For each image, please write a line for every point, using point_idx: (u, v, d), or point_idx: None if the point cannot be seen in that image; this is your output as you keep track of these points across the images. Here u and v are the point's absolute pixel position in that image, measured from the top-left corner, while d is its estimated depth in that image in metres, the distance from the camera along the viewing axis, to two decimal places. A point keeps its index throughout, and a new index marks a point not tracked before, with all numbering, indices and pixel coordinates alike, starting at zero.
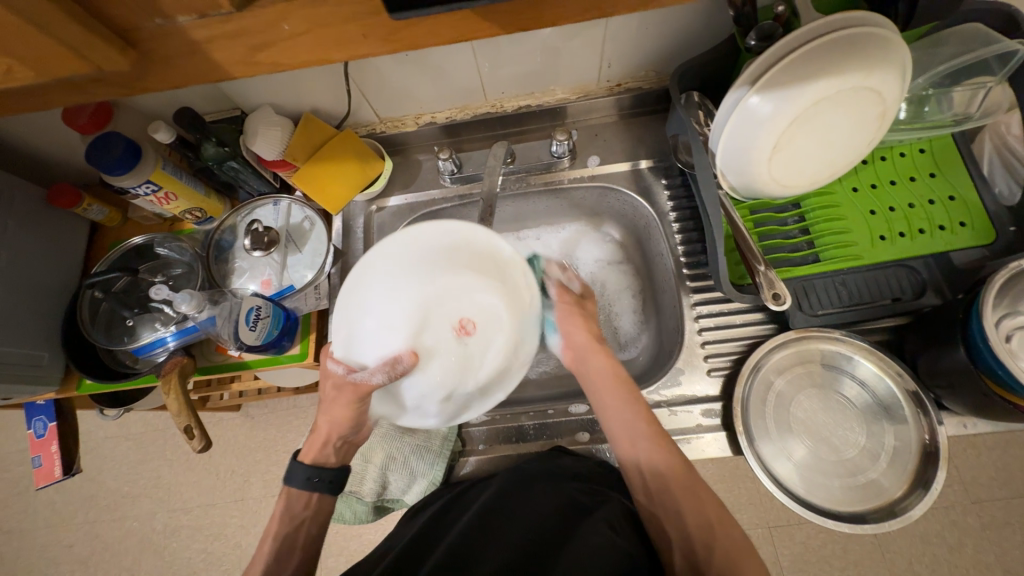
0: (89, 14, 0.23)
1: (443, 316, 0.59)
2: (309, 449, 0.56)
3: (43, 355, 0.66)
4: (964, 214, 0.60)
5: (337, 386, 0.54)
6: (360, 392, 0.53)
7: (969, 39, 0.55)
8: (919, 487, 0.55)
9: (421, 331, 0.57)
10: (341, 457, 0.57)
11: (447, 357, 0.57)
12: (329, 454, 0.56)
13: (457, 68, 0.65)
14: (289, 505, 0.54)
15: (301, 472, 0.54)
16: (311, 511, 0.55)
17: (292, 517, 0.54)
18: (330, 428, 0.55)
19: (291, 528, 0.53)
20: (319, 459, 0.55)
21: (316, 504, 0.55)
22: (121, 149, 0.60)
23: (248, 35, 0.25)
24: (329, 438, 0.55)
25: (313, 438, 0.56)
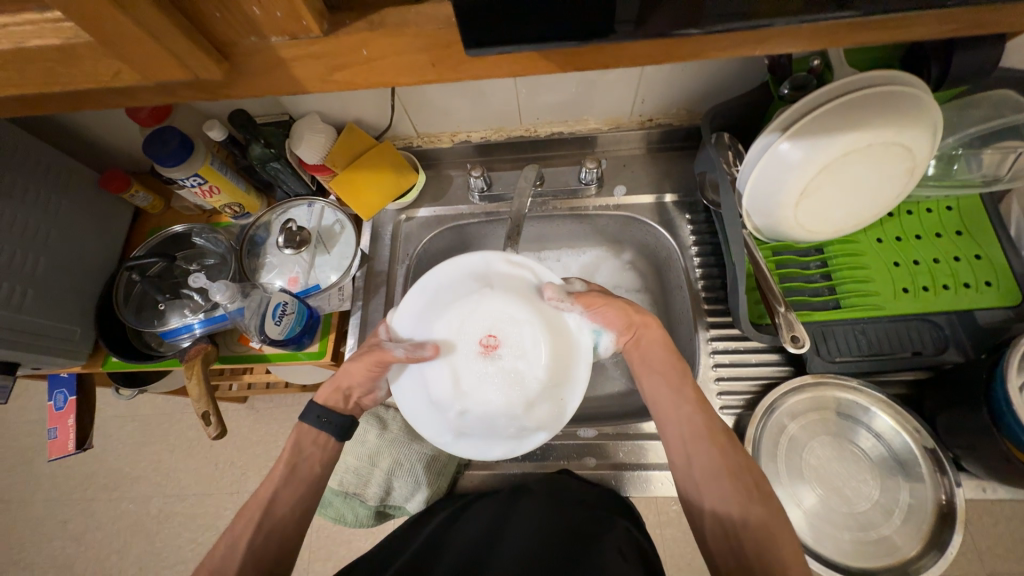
0: (196, 29, 0.26)
1: (470, 338, 0.60)
2: (323, 392, 0.59)
3: (76, 330, 0.69)
4: (989, 274, 0.60)
5: (369, 345, 0.59)
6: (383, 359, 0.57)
7: (999, 104, 0.58)
8: (934, 549, 0.53)
9: (453, 359, 0.59)
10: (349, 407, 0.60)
11: (493, 375, 0.59)
12: (338, 400, 0.59)
13: (497, 93, 0.68)
14: (299, 438, 0.56)
15: (313, 410, 0.57)
16: (319, 447, 0.56)
17: (302, 451, 0.55)
18: (347, 377, 0.58)
19: (298, 461, 0.54)
20: (328, 402, 0.59)
21: (323, 443, 0.56)
22: (176, 143, 0.64)
23: (331, 57, 0.28)
24: (343, 387, 0.58)
25: (329, 385, 0.59)
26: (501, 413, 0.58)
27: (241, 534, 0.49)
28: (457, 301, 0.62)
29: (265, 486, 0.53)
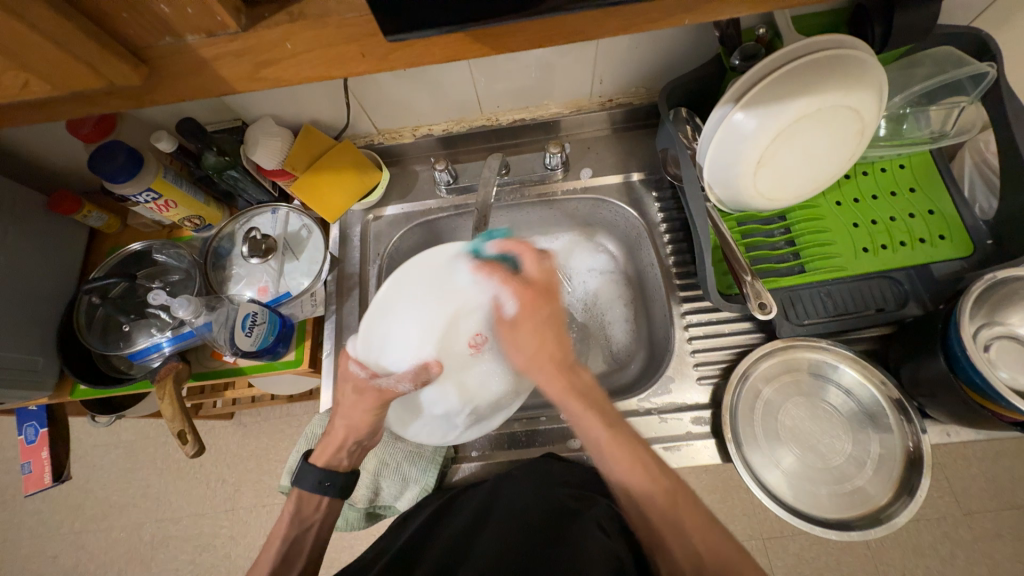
0: (106, 34, 0.26)
1: (453, 347, 0.60)
2: (322, 452, 0.56)
3: (39, 360, 0.67)
4: (943, 227, 0.62)
5: (359, 390, 0.55)
6: (385, 398, 0.54)
7: (943, 61, 0.58)
8: (904, 495, 0.56)
9: (449, 373, 0.59)
10: (353, 462, 0.57)
11: (487, 369, 0.60)
12: (341, 459, 0.57)
13: (454, 83, 0.67)
14: (299, 507, 0.56)
15: (313, 476, 0.55)
16: (322, 513, 0.56)
17: (302, 520, 0.56)
18: (347, 433, 0.55)
19: (301, 529, 0.55)
20: (332, 463, 0.56)
21: (326, 507, 0.56)
22: (123, 158, 0.61)
23: (254, 53, 0.28)
24: (344, 443, 0.56)
25: (327, 442, 0.56)
26: (504, 397, 0.60)
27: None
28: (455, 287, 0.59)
29: (266, 555, 0.54)
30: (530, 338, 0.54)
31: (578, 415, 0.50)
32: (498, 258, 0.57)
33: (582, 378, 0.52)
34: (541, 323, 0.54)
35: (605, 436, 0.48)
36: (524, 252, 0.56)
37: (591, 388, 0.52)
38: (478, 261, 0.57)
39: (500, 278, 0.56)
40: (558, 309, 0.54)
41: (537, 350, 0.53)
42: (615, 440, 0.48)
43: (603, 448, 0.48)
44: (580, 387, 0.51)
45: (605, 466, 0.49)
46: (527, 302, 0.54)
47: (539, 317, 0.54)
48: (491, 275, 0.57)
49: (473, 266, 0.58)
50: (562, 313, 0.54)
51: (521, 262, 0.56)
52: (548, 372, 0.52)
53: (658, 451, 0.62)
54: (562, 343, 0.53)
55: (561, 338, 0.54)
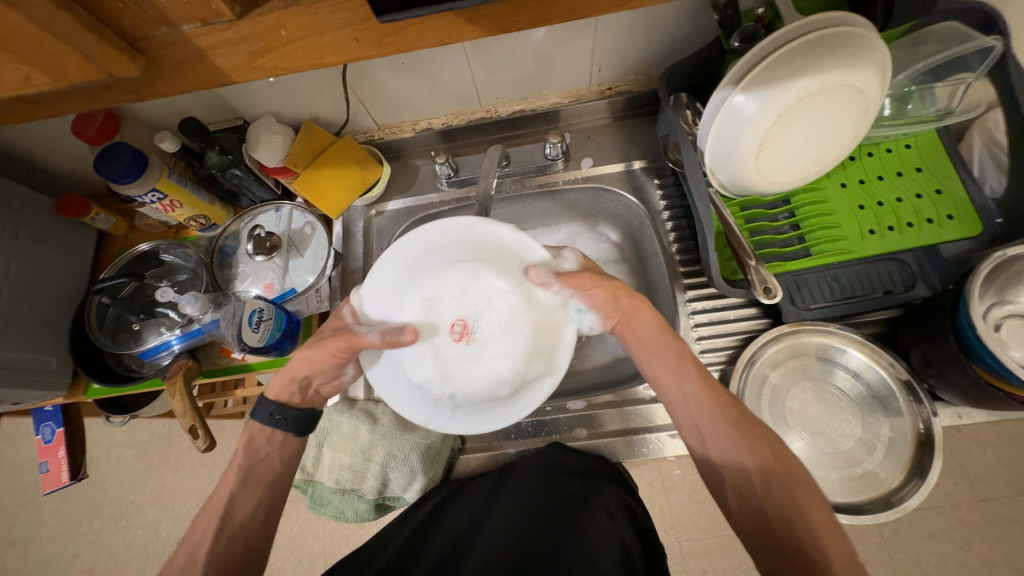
0: (104, 28, 0.27)
1: (453, 350, 0.61)
2: (275, 384, 0.58)
3: (52, 360, 0.68)
4: (951, 207, 0.61)
5: (338, 329, 0.59)
6: (353, 342, 0.56)
7: (948, 36, 0.57)
8: (915, 477, 0.55)
9: (459, 371, 0.60)
10: (303, 398, 0.59)
11: (497, 328, 0.62)
12: (293, 392, 0.58)
13: (452, 75, 0.67)
14: (250, 441, 0.56)
15: (266, 407, 0.56)
16: (274, 446, 0.56)
17: (253, 452, 0.55)
18: (301, 365, 0.57)
19: (254, 461, 0.55)
20: (283, 395, 0.57)
21: (278, 440, 0.57)
22: (128, 159, 0.62)
23: (248, 42, 0.28)
24: (299, 375, 0.58)
25: (279, 375, 0.58)
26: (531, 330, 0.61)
27: (202, 549, 0.48)
28: (404, 304, 0.62)
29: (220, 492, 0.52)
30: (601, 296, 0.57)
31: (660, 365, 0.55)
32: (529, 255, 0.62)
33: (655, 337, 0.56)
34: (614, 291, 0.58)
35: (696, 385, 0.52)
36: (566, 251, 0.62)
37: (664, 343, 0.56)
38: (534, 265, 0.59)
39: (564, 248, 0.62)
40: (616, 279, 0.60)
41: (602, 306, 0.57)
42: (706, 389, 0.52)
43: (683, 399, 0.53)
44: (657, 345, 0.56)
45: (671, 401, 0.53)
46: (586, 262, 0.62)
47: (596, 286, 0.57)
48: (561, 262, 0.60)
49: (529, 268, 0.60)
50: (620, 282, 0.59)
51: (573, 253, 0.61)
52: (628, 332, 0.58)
53: (664, 439, 0.62)
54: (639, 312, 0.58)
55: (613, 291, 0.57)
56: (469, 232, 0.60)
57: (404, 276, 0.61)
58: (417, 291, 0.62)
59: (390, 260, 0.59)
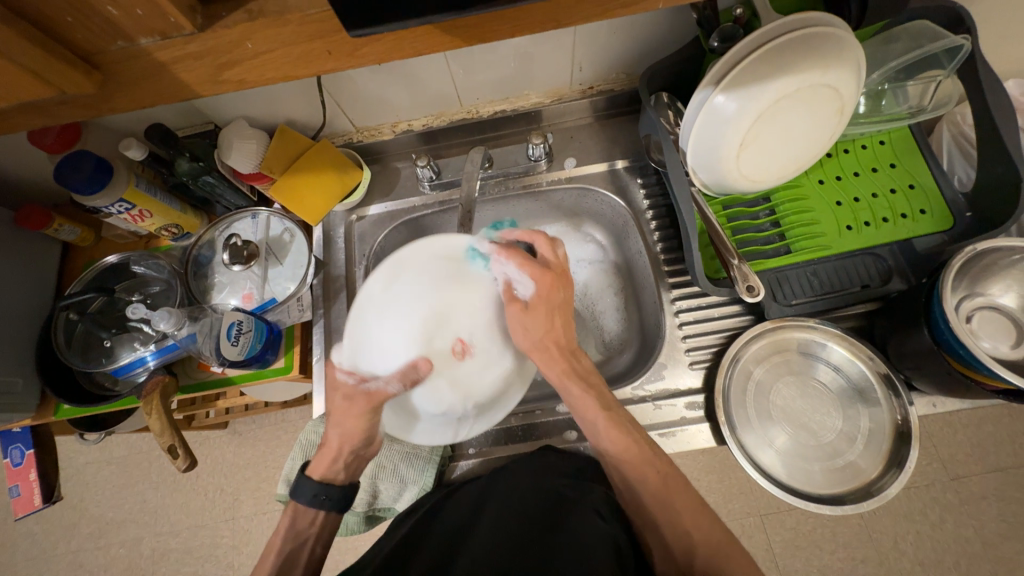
0: (54, 41, 0.25)
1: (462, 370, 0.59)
2: (319, 464, 0.55)
3: (19, 381, 0.64)
4: (923, 202, 0.63)
5: (348, 397, 0.55)
6: (374, 402, 0.55)
7: (918, 36, 0.58)
8: (894, 467, 0.57)
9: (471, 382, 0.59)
10: (350, 474, 0.56)
11: (485, 329, 0.61)
12: (338, 470, 0.55)
13: (431, 76, 0.66)
14: (293, 521, 0.54)
15: (308, 489, 0.54)
16: (317, 528, 0.55)
17: (297, 534, 0.54)
18: (341, 441, 0.54)
19: (296, 544, 0.53)
20: (328, 475, 0.55)
21: (320, 521, 0.55)
22: (92, 168, 0.59)
23: (213, 54, 0.27)
24: (340, 451, 0.55)
25: (322, 453, 0.55)
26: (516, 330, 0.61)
27: None
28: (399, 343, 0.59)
29: (258, 573, 0.53)
30: (542, 321, 0.57)
31: (579, 406, 0.55)
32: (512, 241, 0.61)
33: (584, 362, 0.58)
34: (549, 311, 0.57)
35: (604, 420, 0.54)
36: (534, 241, 0.59)
37: (590, 373, 0.58)
38: (495, 245, 0.60)
39: (516, 261, 0.59)
40: (569, 296, 0.58)
41: (545, 331, 0.57)
42: (615, 428, 0.53)
43: (602, 434, 0.54)
44: (581, 369, 0.57)
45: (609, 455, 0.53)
46: (542, 284, 0.57)
47: (556, 299, 0.57)
48: (511, 259, 0.59)
49: (493, 249, 0.60)
50: (572, 297, 0.58)
51: (535, 247, 0.60)
52: (552, 359, 0.57)
53: (654, 438, 0.62)
54: (567, 332, 0.58)
55: (569, 323, 0.58)
56: (431, 253, 0.61)
57: (392, 319, 0.59)
58: (407, 334, 0.59)
59: (370, 307, 0.59)
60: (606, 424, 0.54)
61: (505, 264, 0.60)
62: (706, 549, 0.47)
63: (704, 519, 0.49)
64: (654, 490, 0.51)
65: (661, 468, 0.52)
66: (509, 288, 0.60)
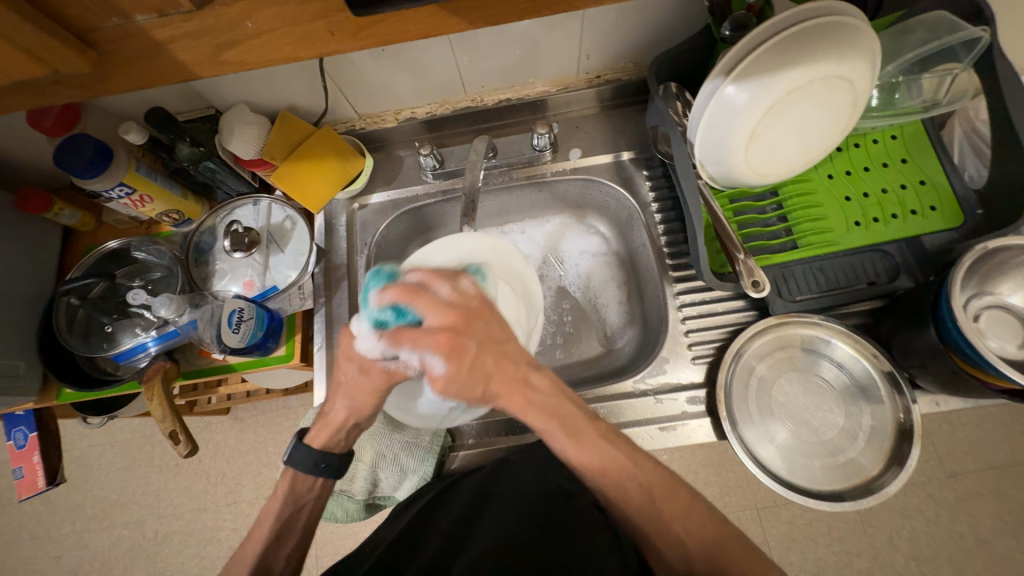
0: (47, 16, 0.25)
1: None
2: (318, 434, 0.55)
3: (21, 364, 0.65)
4: (934, 198, 0.62)
5: (364, 370, 0.51)
6: (392, 380, 0.51)
7: (936, 27, 0.56)
8: (895, 464, 0.57)
9: None
10: (351, 442, 0.56)
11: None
12: (340, 439, 0.55)
13: (435, 63, 0.64)
14: (293, 487, 0.54)
15: (309, 457, 0.53)
16: (316, 493, 0.55)
17: (295, 499, 0.54)
18: (348, 414, 0.54)
19: (293, 511, 0.54)
20: (329, 444, 0.55)
21: (320, 487, 0.55)
22: (91, 152, 0.58)
23: (213, 33, 0.27)
24: (344, 422, 0.54)
25: (323, 424, 0.55)
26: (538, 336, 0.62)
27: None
28: None
29: (254, 541, 0.52)
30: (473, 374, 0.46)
31: (537, 425, 0.47)
32: (398, 318, 0.48)
33: (540, 387, 0.48)
34: (472, 368, 0.46)
35: (569, 442, 0.47)
36: (415, 299, 0.48)
37: (551, 391, 0.48)
38: (386, 334, 0.48)
39: (408, 342, 0.46)
40: (490, 327, 0.48)
41: (481, 374, 0.46)
42: (580, 444, 0.47)
43: (570, 455, 0.47)
44: (538, 400, 0.47)
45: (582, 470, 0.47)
46: (445, 351, 0.45)
47: (465, 363, 0.46)
48: (412, 299, 0.48)
49: (382, 338, 0.48)
50: (497, 328, 0.49)
51: (415, 309, 0.48)
52: (505, 394, 0.47)
53: (654, 431, 0.62)
54: (505, 369, 0.47)
55: (501, 357, 0.47)
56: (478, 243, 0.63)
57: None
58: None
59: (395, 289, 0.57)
60: (573, 445, 0.47)
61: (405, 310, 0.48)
62: (702, 555, 0.45)
63: (698, 522, 0.46)
64: (642, 505, 0.46)
65: (651, 469, 0.48)
66: (421, 365, 0.47)
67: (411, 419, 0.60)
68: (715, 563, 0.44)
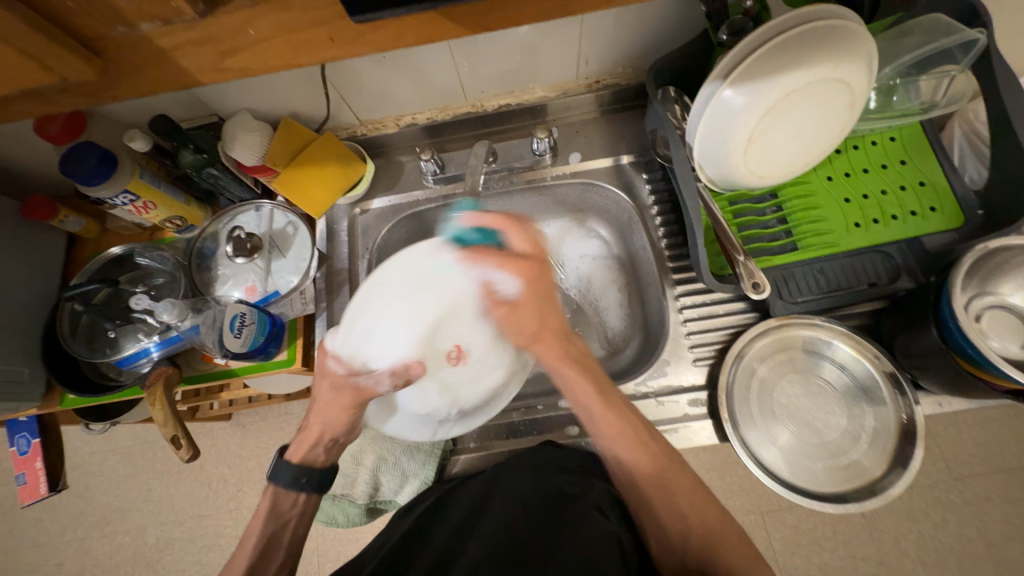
0: (54, 26, 0.25)
1: (455, 374, 0.58)
2: (298, 448, 0.55)
3: (24, 370, 0.65)
4: (934, 199, 0.62)
5: (336, 386, 0.53)
6: (362, 398, 0.52)
7: (932, 29, 0.56)
8: (898, 467, 0.57)
9: (454, 389, 0.58)
10: (331, 457, 0.56)
11: (484, 338, 0.59)
12: (318, 454, 0.56)
13: (436, 69, 0.65)
14: (275, 504, 0.54)
15: (287, 472, 0.53)
16: (299, 509, 0.55)
17: (278, 516, 0.54)
18: (322, 430, 0.54)
19: (277, 527, 0.54)
20: (305, 458, 0.55)
21: (303, 503, 0.55)
22: (96, 159, 0.59)
23: (215, 41, 0.27)
24: (320, 438, 0.55)
25: (303, 439, 0.55)
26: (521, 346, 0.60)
27: None
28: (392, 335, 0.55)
29: (240, 557, 0.52)
30: (531, 320, 0.57)
31: (571, 388, 0.55)
32: (480, 239, 0.58)
33: (576, 343, 0.58)
34: (539, 304, 0.57)
35: (598, 405, 0.54)
36: (507, 228, 0.58)
37: (583, 356, 0.57)
38: (465, 249, 0.58)
39: (490, 262, 0.57)
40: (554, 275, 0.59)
41: (543, 321, 0.57)
42: (607, 412, 0.54)
43: (598, 421, 0.54)
44: (574, 353, 0.57)
45: (600, 437, 0.54)
46: (527, 278, 0.57)
47: (537, 291, 0.57)
48: (485, 260, 0.57)
49: (459, 254, 0.58)
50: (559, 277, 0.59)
51: (506, 237, 0.58)
52: (548, 342, 0.57)
53: (656, 434, 0.62)
54: (558, 319, 0.58)
55: (547, 315, 0.57)
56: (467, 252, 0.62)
57: (393, 319, 0.56)
58: (409, 333, 0.56)
59: (367, 299, 0.56)
60: (601, 408, 0.54)
61: (478, 266, 0.57)
62: (701, 532, 0.48)
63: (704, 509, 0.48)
64: (649, 476, 0.51)
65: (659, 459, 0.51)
66: (488, 290, 0.57)
67: (405, 432, 0.57)
68: (711, 547, 0.46)
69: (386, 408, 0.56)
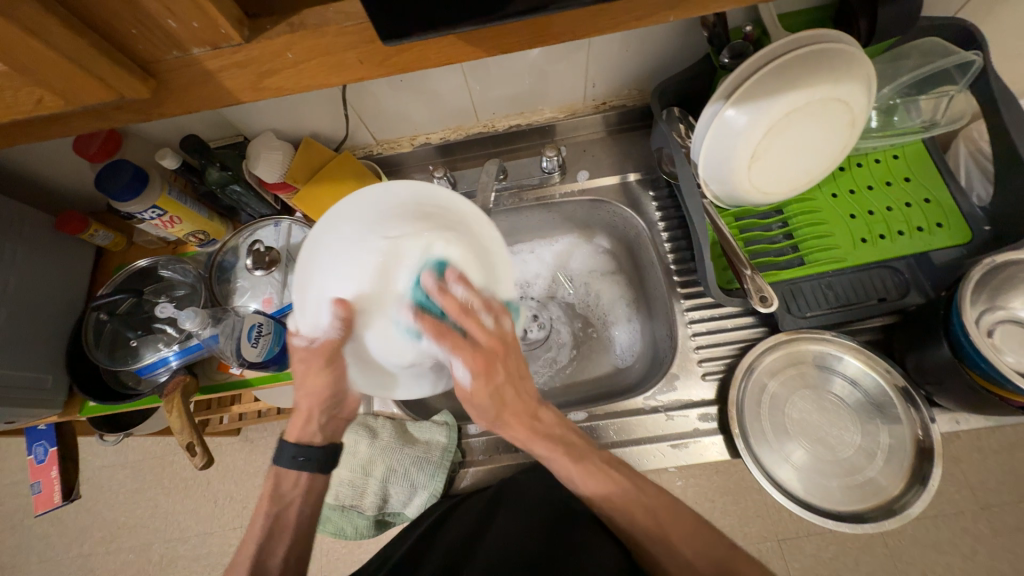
0: (115, 49, 0.28)
1: (425, 322, 0.54)
2: (293, 427, 0.56)
3: (48, 378, 0.67)
4: (940, 215, 0.62)
5: (306, 360, 0.54)
6: (329, 358, 0.54)
7: (930, 52, 0.59)
8: (916, 484, 0.55)
9: (429, 337, 0.54)
10: (328, 435, 0.57)
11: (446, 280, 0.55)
12: (314, 433, 0.57)
13: (450, 92, 0.68)
14: (277, 484, 0.55)
15: (287, 450, 0.55)
16: (300, 491, 0.55)
17: (280, 496, 0.55)
18: (310, 401, 0.55)
19: (281, 507, 0.54)
20: (303, 437, 0.56)
21: (304, 484, 0.55)
22: (129, 176, 0.63)
23: (257, 64, 0.30)
24: (311, 412, 0.56)
25: (297, 416, 0.56)
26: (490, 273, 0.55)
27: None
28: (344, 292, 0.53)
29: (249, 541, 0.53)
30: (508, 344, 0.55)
31: (549, 458, 0.54)
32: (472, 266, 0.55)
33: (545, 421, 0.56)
34: (513, 336, 0.55)
35: (576, 468, 0.52)
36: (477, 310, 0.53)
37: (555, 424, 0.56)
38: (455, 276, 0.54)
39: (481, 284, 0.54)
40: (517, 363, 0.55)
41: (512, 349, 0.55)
42: (582, 466, 0.53)
43: (575, 478, 0.52)
44: (542, 431, 0.55)
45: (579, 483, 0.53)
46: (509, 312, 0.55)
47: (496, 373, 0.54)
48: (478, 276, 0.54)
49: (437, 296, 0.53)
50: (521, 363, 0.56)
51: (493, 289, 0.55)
52: (515, 374, 0.55)
53: (666, 449, 0.62)
54: (527, 361, 0.56)
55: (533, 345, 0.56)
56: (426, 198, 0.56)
57: (339, 276, 0.53)
58: (355, 286, 0.53)
59: (312, 260, 0.53)
60: (577, 468, 0.52)
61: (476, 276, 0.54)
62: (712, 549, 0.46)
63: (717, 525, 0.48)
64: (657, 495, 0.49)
65: None
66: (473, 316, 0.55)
67: (397, 390, 0.56)
68: None
69: (368, 367, 0.54)
